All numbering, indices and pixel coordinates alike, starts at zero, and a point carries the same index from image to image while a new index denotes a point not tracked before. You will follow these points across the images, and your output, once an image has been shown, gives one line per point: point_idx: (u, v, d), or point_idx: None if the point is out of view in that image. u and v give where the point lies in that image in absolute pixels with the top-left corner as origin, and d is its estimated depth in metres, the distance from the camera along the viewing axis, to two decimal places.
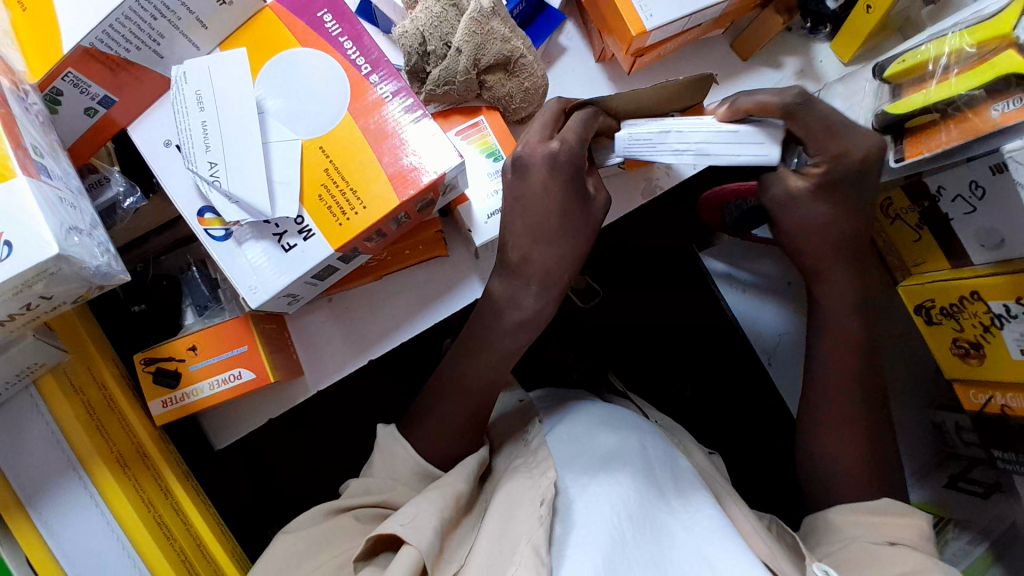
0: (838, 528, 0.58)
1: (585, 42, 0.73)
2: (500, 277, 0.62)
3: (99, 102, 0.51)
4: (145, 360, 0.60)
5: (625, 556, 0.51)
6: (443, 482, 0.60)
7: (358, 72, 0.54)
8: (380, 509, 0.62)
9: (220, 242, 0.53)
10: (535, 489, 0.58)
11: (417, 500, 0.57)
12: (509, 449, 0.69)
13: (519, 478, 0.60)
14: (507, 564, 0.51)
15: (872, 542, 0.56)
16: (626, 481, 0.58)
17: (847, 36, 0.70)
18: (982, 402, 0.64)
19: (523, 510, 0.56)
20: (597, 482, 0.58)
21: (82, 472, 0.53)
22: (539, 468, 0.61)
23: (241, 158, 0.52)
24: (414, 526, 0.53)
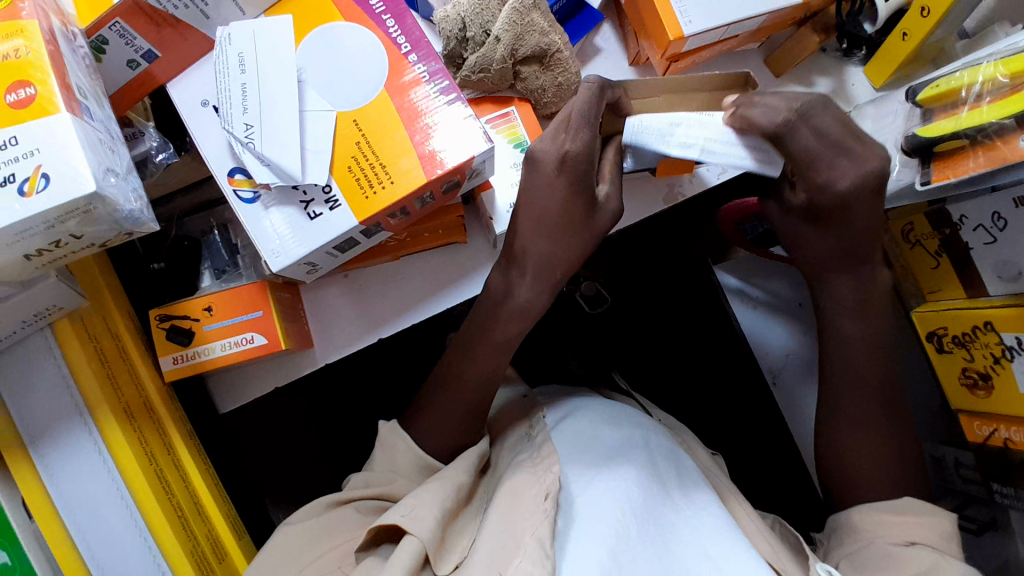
0: (856, 528, 0.57)
1: (621, 44, 0.74)
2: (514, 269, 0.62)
3: (142, 56, 0.52)
4: (161, 316, 0.61)
5: (628, 550, 0.52)
6: (444, 475, 0.61)
7: (397, 50, 0.55)
8: (381, 500, 0.62)
9: (248, 204, 0.54)
10: (539, 483, 0.59)
11: (419, 492, 0.58)
12: (512, 445, 0.70)
13: (522, 473, 0.61)
14: (511, 557, 0.52)
15: (890, 543, 0.55)
16: (630, 476, 0.59)
17: (882, 61, 0.70)
18: (985, 434, 0.63)
19: (526, 502, 0.57)
20: (602, 479, 0.60)
21: (88, 418, 0.52)
22: (542, 463, 0.62)
23: (276, 123, 0.52)
24: (413, 516, 0.54)
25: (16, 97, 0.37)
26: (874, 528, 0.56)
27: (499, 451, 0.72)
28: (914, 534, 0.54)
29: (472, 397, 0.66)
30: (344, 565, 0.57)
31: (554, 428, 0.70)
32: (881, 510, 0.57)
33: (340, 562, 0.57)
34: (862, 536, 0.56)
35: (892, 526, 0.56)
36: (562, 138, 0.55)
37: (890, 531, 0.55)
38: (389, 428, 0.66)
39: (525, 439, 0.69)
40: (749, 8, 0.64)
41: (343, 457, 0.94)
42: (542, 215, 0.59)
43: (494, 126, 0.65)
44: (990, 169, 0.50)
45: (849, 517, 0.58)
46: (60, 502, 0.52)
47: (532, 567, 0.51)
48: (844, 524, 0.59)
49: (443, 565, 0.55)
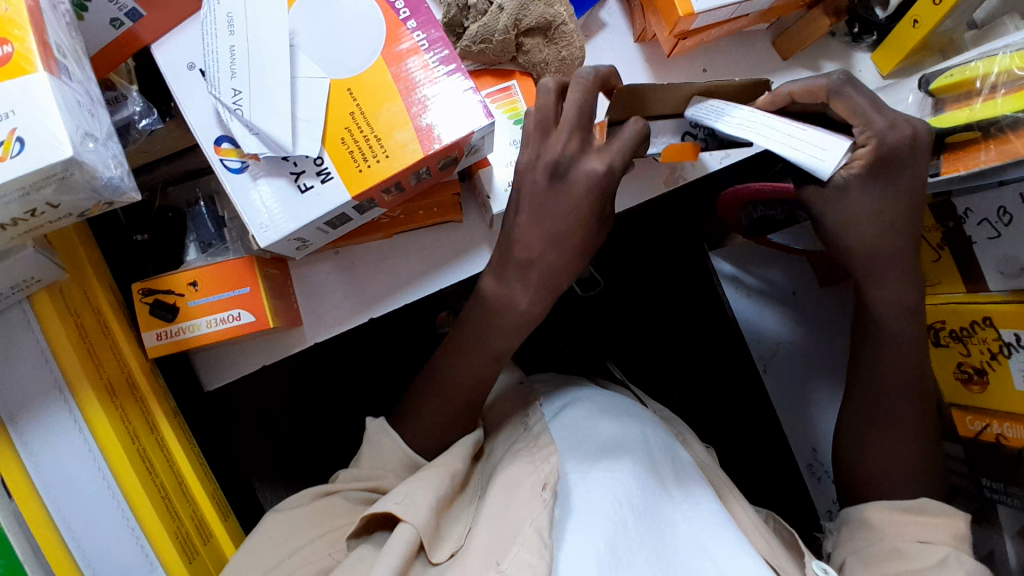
0: (869, 524, 0.58)
1: (626, 20, 0.72)
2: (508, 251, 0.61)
3: (126, 15, 0.49)
4: (144, 290, 0.59)
5: (626, 541, 0.53)
6: (440, 461, 0.60)
7: (396, 16, 0.53)
8: (370, 491, 0.62)
9: (236, 173, 0.51)
10: (536, 474, 0.59)
11: (412, 479, 0.57)
12: (505, 436, 0.69)
13: (520, 462, 0.60)
14: (509, 546, 0.52)
15: (902, 540, 0.56)
16: (627, 470, 0.59)
17: (889, 49, 0.69)
18: (978, 429, 0.63)
19: (523, 492, 0.57)
20: (599, 469, 0.60)
21: (69, 396, 0.51)
22: (540, 453, 0.61)
23: (266, 89, 0.50)
24: (408, 503, 0.54)
25: None
26: (888, 524, 0.57)
27: (492, 440, 0.71)
28: (927, 533, 0.56)
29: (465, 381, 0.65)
30: (333, 552, 0.56)
31: (550, 419, 0.69)
32: (894, 508, 0.57)
33: (329, 549, 0.56)
34: (874, 532, 0.57)
35: (906, 523, 0.56)
36: (598, 161, 0.54)
37: (902, 530, 0.56)
38: (378, 423, 0.65)
39: (520, 429, 0.69)
40: None
41: (331, 436, 0.93)
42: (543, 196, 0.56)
43: (495, 100, 0.63)
44: (1000, 163, 0.48)
45: (863, 512, 0.59)
46: (38, 481, 0.50)
47: (532, 557, 0.50)
48: (856, 519, 0.59)
49: (438, 553, 0.54)
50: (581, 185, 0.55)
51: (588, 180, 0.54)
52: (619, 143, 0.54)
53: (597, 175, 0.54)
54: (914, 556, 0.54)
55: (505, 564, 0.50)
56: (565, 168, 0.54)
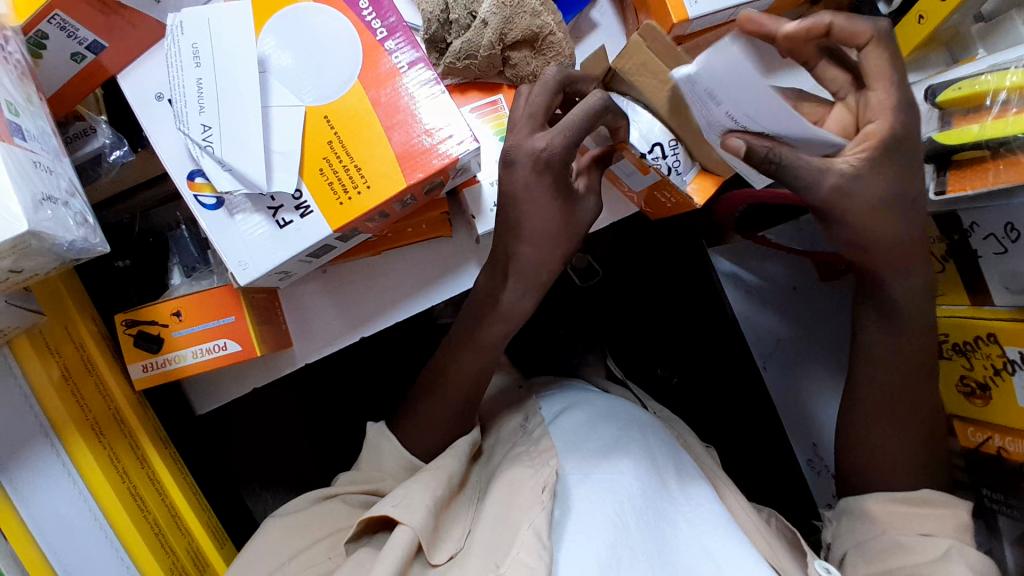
0: (869, 516, 0.54)
1: (618, 18, 0.68)
2: (492, 270, 0.59)
3: (88, 48, 0.47)
4: (128, 322, 0.57)
5: (628, 543, 0.52)
6: (435, 465, 0.59)
7: (372, 36, 0.50)
8: (369, 496, 0.61)
9: (211, 210, 0.49)
10: (537, 476, 0.58)
11: (410, 482, 0.57)
12: (506, 436, 0.69)
13: (520, 466, 0.60)
14: (508, 549, 0.51)
15: (905, 534, 0.52)
16: (629, 471, 0.59)
17: (894, 43, 0.65)
18: (979, 441, 0.61)
19: (522, 496, 0.56)
20: (602, 472, 0.59)
21: (55, 440, 0.50)
22: (540, 459, 0.61)
23: (239, 122, 0.48)
24: (406, 505, 0.54)
25: None
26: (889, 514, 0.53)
27: (492, 441, 0.71)
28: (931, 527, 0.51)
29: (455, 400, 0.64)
30: (334, 556, 0.56)
31: (550, 422, 0.68)
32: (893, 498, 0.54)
33: (330, 553, 0.56)
34: (878, 525, 0.53)
35: (906, 516, 0.53)
36: (540, 138, 0.51)
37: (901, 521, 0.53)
38: (377, 429, 0.64)
39: (520, 432, 0.68)
40: None
41: (329, 444, 0.93)
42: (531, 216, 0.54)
43: (480, 116, 0.60)
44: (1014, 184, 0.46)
45: (865, 503, 0.55)
46: (30, 526, 0.50)
47: (532, 561, 0.49)
48: (858, 509, 0.55)
49: (438, 554, 0.55)
50: (526, 165, 0.52)
51: (534, 159, 0.51)
52: (569, 118, 0.50)
53: (539, 154, 0.51)
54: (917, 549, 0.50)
55: (504, 567, 0.49)
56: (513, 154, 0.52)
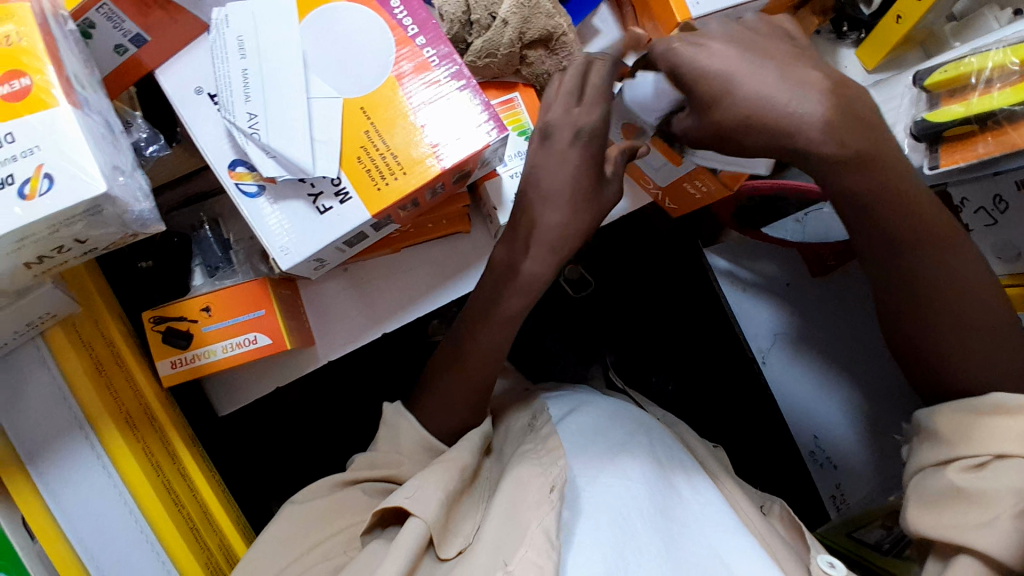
0: (940, 439, 0.46)
1: (618, 25, 0.72)
2: (505, 258, 0.60)
3: (131, 40, 0.49)
4: (156, 319, 0.58)
5: (635, 545, 0.51)
6: (447, 457, 0.58)
7: (404, 32, 0.52)
8: (387, 483, 0.60)
9: (254, 197, 0.51)
10: (544, 476, 0.57)
11: (423, 473, 0.55)
12: (513, 436, 0.69)
13: (528, 465, 0.59)
14: (517, 545, 0.50)
15: (964, 473, 0.44)
16: (636, 477, 0.58)
17: (874, 44, 0.70)
18: None
19: (530, 495, 0.55)
20: (607, 475, 0.59)
21: (89, 432, 0.50)
22: (549, 457, 0.59)
23: (281, 111, 0.49)
24: (418, 498, 0.53)
25: (10, 88, 0.34)
26: (965, 432, 0.45)
27: (502, 436, 0.71)
28: None
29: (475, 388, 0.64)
30: (349, 550, 0.54)
31: (558, 421, 0.68)
32: (976, 412, 0.45)
33: (346, 547, 0.54)
34: (945, 454, 0.46)
35: (985, 436, 0.44)
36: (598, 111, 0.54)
37: (974, 442, 0.44)
38: (395, 408, 0.64)
39: (527, 432, 0.67)
40: None
41: (337, 455, 0.92)
42: (561, 193, 0.56)
43: (497, 110, 0.63)
44: (1000, 153, 0.51)
45: (935, 420, 0.47)
46: (65, 522, 0.49)
47: (538, 557, 0.48)
48: (928, 429, 0.48)
49: (448, 548, 0.53)
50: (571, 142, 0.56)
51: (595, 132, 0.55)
52: None
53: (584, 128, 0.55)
54: (976, 500, 0.42)
55: (513, 565, 0.48)
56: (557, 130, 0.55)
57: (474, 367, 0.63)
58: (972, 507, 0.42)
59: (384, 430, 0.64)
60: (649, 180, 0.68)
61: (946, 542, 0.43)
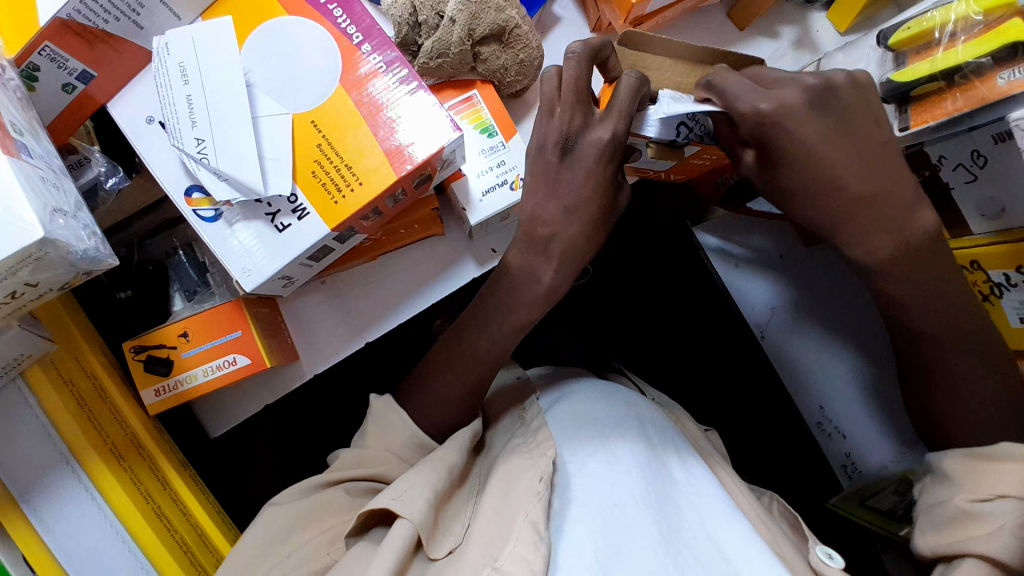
0: (951, 477, 0.51)
1: (579, 11, 0.70)
2: (519, 249, 0.61)
3: (78, 78, 0.49)
4: (136, 348, 0.58)
5: (626, 530, 0.50)
6: (437, 456, 0.59)
7: (349, 42, 0.51)
8: (375, 481, 0.60)
9: (211, 222, 0.51)
10: (534, 468, 0.57)
11: (410, 474, 0.56)
12: (504, 429, 0.69)
13: (518, 457, 0.60)
14: (504, 542, 0.50)
15: (972, 499, 0.48)
16: (627, 459, 0.57)
17: (843, 6, 0.66)
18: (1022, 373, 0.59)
19: (521, 488, 0.55)
20: (597, 459, 0.58)
21: (76, 467, 0.51)
22: (537, 448, 0.60)
23: (231, 134, 0.49)
24: (405, 500, 0.52)
25: None
26: (971, 473, 0.49)
27: (492, 434, 0.71)
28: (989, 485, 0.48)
29: (448, 397, 0.64)
30: (331, 551, 0.55)
31: (548, 411, 0.68)
32: (979, 457, 0.50)
33: (328, 548, 0.55)
34: (951, 485, 0.50)
35: (985, 474, 0.49)
36: (568, 100, 0.54)
37: (976, 480, 0.49)
38: (384, 402, 0.64)
39: (518, 422, 0.68)
40: None
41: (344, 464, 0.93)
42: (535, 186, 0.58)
43: (457, 110, 0.62)
44: (969, 110, 0.50)
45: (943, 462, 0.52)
46: (59, 555, 0.51)
47: (528, 552, 0.49)
48: (939, 471, 0.52)
49: (436, 548, 0.53)
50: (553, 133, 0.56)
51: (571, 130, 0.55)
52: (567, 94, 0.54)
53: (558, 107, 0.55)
54: (978, 518, 0.47)
55: (501, 561, 0.49)
56: (566, 137, 0.55)
57: (467, 366, 0.64)
58: (975, 523, 0.47)
59: (375, 426, 0.64)
60: (651, 170, 0.68)
61: (953, 555, 0.47)
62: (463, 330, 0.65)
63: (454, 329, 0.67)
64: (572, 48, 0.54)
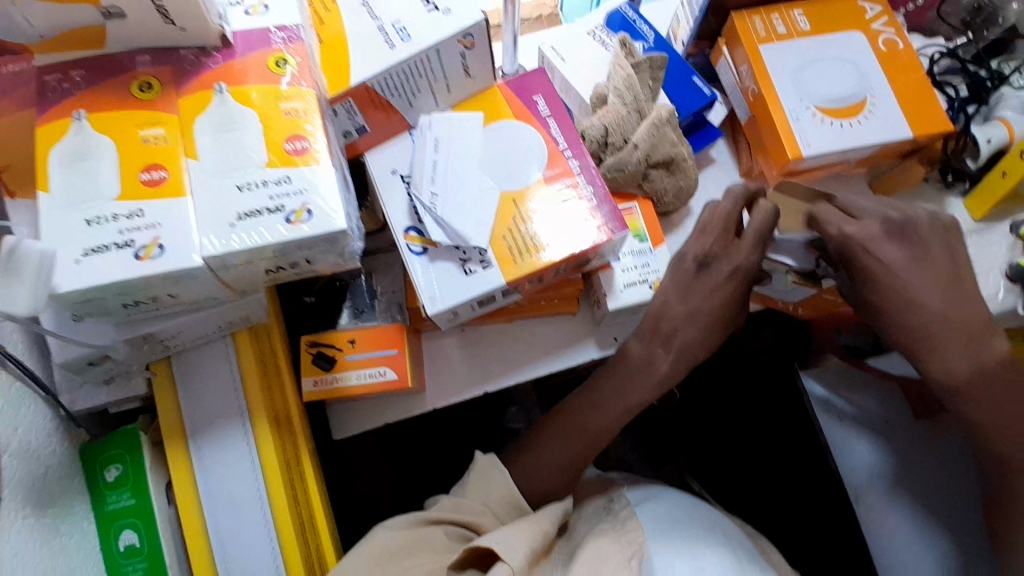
0: None
1: (732, 156, 0.82)
2: (639, 338, 0.69)
3: (356, 129, 0.64)
4: (311, 342, 0.69)
5: None
6: (532, 518, 0.61)
7: (557, 147, 0.65)
8: (468, 529, 0.63)
9: (417, 256, 0.63)
10: (622, 552, 0.60)
11: (509, 527, 0.59)
12: (588, 516, 0.70)
13: (606, 540, 0.62)
14: None
15: None
16: (715, 571, 0.59)
17: (981, 194, 0.72)
18: None
19: (609, 566, 0.58)
20: (684, 562, 0.60)
21: (246, 423, 0.61)
22: (626, 537, 0.62)
23: (456, 195, 0.62)
24: (507, 546, 0.56)
25: (293, 147, 0.49)
26: None
27: (576, 517, 0.72)
28: None
29: (551, 462, 0.68)
30: None
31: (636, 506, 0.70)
32: None
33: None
34: None
35: None
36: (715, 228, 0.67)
37: None
38: (489, 460, 0.68)
39: (604, 512, 0.70)
40: (865, 138, 0.69)
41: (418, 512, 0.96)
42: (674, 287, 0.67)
43: None
44: None
45: None
46: (202, 489, 0.60)
47: None
48: None
49: None
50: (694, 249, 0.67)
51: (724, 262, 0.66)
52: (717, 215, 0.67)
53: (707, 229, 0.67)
54: None
55: None
56: (708, 259, 0.67)
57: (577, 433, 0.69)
58: None
59: (475, 479, 0.67)
60: (778, 301, 0.75)
61: None
62: (577, 404, 0.71)
63: (573, 398, 0.73)
64: (731, 187, 0.67)
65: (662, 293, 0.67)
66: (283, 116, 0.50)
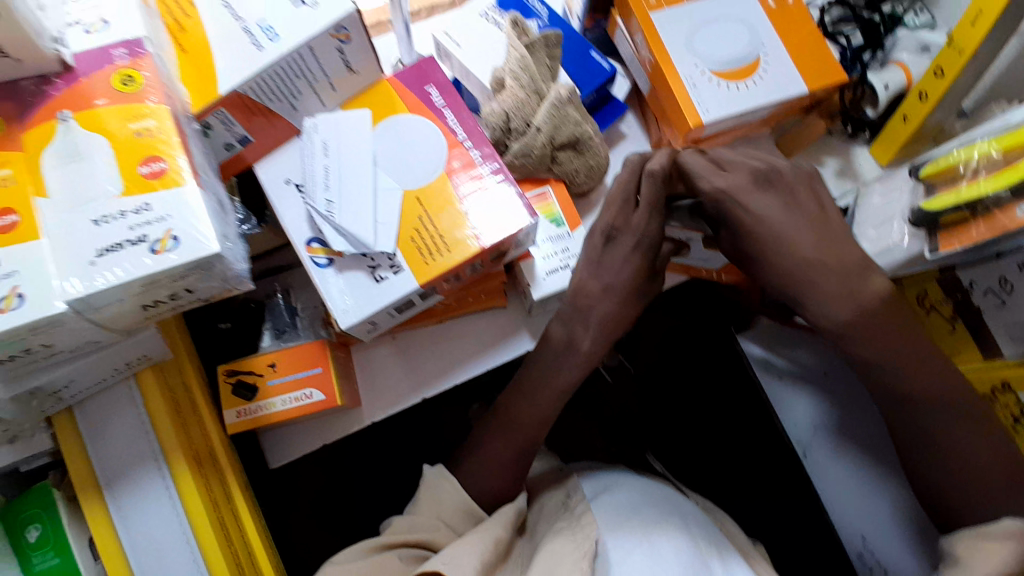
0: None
1: (642, 128, 0.81)
2: (559, 321, 0.69)
3: (238, 140, 0.60)
4: (228, 371, 0.66)
5: None
6: (483, 528, 0.60)
7: (455, 138, 0.63)
8: (422, 549, 0.60)
9: (324, 268, 0.60)
10: (577, 549, 0.58)
11: (456, 544, 0.57)
12: (547, 513, 0.69)
13: (561, 539, 0.60)
14: None
15: None
16: (671, 556, 0.58)
17: (884, 141, 0.74)
18: None
19: (565, 566, 0.56)
20: (640, 551, 0.59)
21: (162, 466, 0.58)
22: (580, 531, 0.61)
23: (354, 199, 0.60)
24: (453, 566, 0.54)
25: (150, 169, 0.46)
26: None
27: (536, 515, 0.71)
28: None
29: (498, 462, 0.67)
30: None
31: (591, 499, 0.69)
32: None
33: None
34: None
35: None
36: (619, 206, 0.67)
37: None
38: (436, 471, 0.67)
39: (561, 510, 0.68)
40: (764, 97, 0.69)
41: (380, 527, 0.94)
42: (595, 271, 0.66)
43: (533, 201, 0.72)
44: (994, 236, 0.56)
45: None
46: (127, 544, 0.57)
47: None
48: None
49: None
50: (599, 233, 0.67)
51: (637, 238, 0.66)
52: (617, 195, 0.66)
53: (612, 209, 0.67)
54: None
55: None
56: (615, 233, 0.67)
57: (518, 427, 0.68)
58: None
59: (426, 492, 0.66)
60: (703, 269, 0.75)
61: None
62: (516, 398, 0.70)
63: (510, 392, 0.71)
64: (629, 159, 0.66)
65: (580, 274, 0.67)
66: (135, 137, 0.47)
